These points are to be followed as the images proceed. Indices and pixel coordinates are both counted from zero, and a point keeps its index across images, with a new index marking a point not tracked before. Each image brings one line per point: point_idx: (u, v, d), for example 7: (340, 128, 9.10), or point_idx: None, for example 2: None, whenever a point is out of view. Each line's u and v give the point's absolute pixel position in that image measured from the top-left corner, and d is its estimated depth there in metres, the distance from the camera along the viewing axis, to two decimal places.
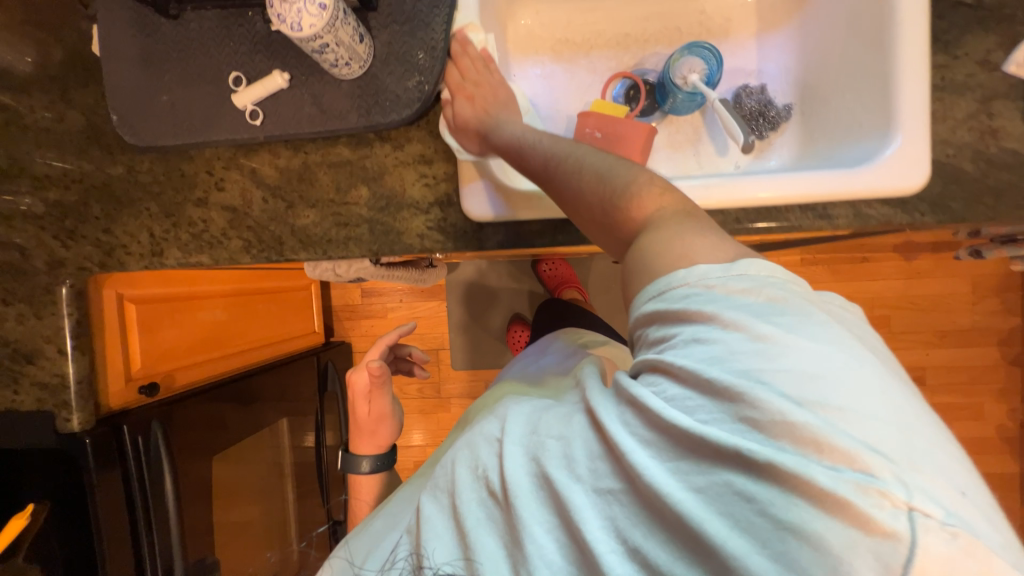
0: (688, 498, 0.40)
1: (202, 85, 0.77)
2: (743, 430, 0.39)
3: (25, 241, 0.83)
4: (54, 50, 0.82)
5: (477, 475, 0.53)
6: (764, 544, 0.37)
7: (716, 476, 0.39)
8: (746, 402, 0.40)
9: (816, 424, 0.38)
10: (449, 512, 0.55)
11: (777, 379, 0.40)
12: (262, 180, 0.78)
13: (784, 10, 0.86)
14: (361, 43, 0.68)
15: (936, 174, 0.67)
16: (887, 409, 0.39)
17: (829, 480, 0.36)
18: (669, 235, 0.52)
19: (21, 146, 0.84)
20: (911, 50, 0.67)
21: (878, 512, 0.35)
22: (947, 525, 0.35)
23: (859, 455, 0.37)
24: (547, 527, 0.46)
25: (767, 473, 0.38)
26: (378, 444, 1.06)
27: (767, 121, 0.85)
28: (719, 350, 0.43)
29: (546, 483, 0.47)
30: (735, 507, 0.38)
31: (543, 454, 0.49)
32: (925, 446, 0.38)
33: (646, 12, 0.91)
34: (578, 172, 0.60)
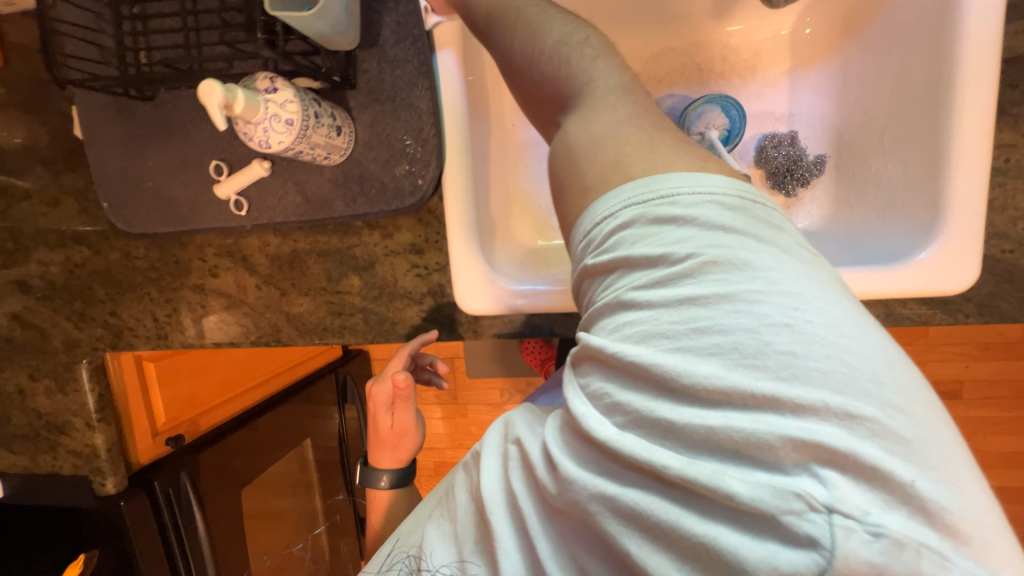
0: (606, 510, 0.37)
1: (186, 173, 0.74)
2: (659, 428, 0.35)
3: (42, 322, 0.87)
4: (38, 131, 0.80)
5: (469, 493, 0.49)
6: (679, 557, 0.34)
7: (631, 483, 0.36)
8: (667, 389, 0.35)
9: (738, 423, 0.33)
10: (447, 529, 0.50)
11: (700, 352, 0.35)
12: (255, 268, 0.76)
13: (823, 45, 0.74)
14: (339, 137, 0.63)
15: (987, 272, 0.59)
16: (834, 385, 0.32)
17: (747, 491, 0.32)
18: (600, 111, 0.47)
19: (23, 229, 0.84)
20: (971, 136, 0.57)
21: (794, 518, 0.31)
22: (874, 528, 0.30)
23: (784, 451, 0.32)
24: (513, 538, 0.43)
25: (681, 486, 0.34)
26: (401, 458, 0.85)
27: (797, 177, 0.75)
28: (640, 317, 0.38)
29: (514, 504, 0.44)
30: (649, 517, 0.35)
31: (511, 463, 0.45)
32: (884, 436, 0.31)
33: (661, 48, 0.79)
34: (514, 35, 0.56)
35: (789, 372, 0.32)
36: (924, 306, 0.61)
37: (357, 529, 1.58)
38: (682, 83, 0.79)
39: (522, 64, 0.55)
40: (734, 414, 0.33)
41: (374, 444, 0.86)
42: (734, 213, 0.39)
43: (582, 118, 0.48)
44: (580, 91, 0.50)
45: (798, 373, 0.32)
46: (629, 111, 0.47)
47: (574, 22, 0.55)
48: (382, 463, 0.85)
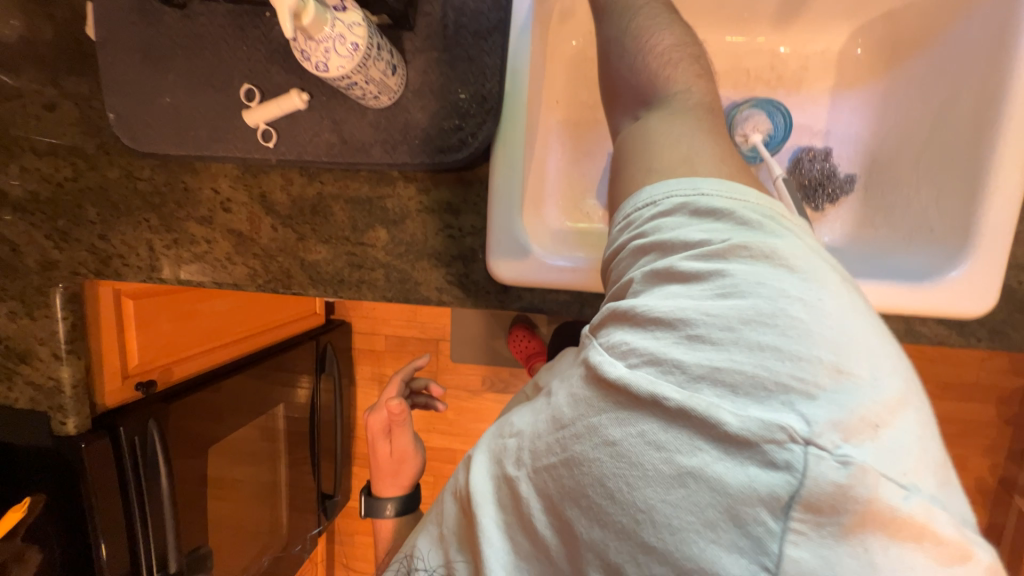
0: (604, 454, 0.37)
1: (210, 94, 0.68)
2: (668, 365, 0.36)
3: (14, 236, 0.78)
4: (43, 24, 0.73)
5: (455, 494, 0.51)
6: (664, 490, 0.34)
7: (630, 422, 0.36)
8: (682, 338, 0.37)
9: (742, 364, 0.34)
10: (434, 531, 0.54)
11: (720, 308, 0.36)
12: (272, 207, 0.71)
13: (868, 67, 0.76)
14: (393, 77, 0.60)
15: (1004, 300, 0.62)
16: (833, 343, 0.34)
17: (737, 424, 0.33)
18: (689, 108, 0.53)
19: (8, 131, 0.76)
20: (1010, 164, 0.59)
21: (774, 447, 0.32)
22: (843, 458, 0.31)
23: (779, 392, 0.33)
24: (499, 527, 0.44)
25: (678, 418, 0.35)
26: (404, 484, 0.79)
27: (826, 194, 0.77)
28: (673, 287, 0.40)
29: (510, 482, 0.43)
30: (642, 454, 0.35)
31: (504, 454, 0.45)
32: (868, 394, 0.33)
33: (717, 46, 0.79)
34: (629, 19, 0.61)
35: (798, 329, 0.34)
36: (941, 327, 0.64)
37: (320, 507, 1.57)
38: (731, 84, 0.80)
39: (627, 45, 0.59)
40: (739, 357, 0.35)
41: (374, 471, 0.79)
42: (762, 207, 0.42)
43: (673, 107, 0.53)
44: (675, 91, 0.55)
45: (806, 330, 0.34)
46: (710, 118, 0.52)
47: (687, 37, 0.60)
48: (386, 491, 0.78)
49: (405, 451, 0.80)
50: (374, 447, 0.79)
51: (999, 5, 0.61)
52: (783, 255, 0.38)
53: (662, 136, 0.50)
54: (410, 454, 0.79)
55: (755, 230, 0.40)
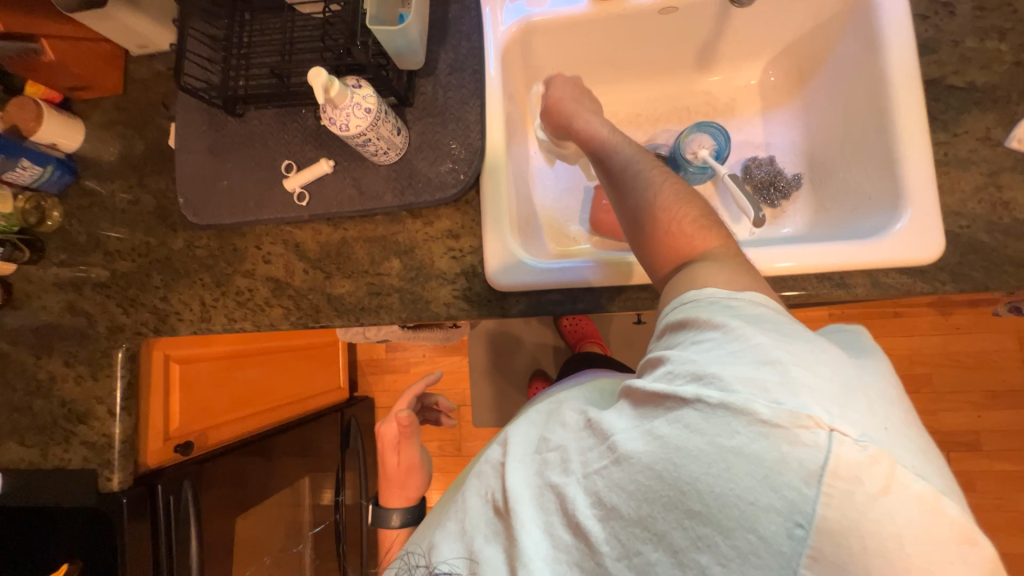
0: (651, 444, 0.43)
1: (259, 173, 0.86)
2: (709, 380, 0.41)
3: (92, 308, 0.93)
4: (136, 143, 0.96)
5: (487, 499, 0.56)
6: (706, 464, 0.39)
7: (677, 418, 0.42)
8: (716, 364, 0.42)
9: (768, 374, 0.40)
10: (456, 529, 0.58)
11: (746, 352, 0.42)
12: (304, 254, 0.85)
13: (785, 90, 0.92)
14: (398, 136, 0.77)
15: (952, 245, 0.68)
16: (842, 374, 0.40)
17: (771, 411, 0.38)
18: (719, 261, 0.54)
19: (99, 224, 0.95)
20: (912, 132, 0.70)
21: (801, 429, 0.37)
22: (860, 440, 0.36)
23: (805, 393, 0.38)
24: (540, 521, 0.49)
25: (719, 409, 0.40)
26: (409, 497, 0.86)
27: (778, 190, 0.88)
28: (707, 336, 0.46)
29: (555, 489, 0.49)
30: (687, 439, 0.41)
31: (547, 467, 0.52)
32: (871, 400, 0.39)
33: (660, 95, 0.98)
34: (635, 187, 0.64)
35: (814, 362, 0.40)
36: (904, 277, 0.69)
37: None
38: (675, 120, 0.97)
39: (642, 209, 0.62)
40: (767, 374, 0.40)
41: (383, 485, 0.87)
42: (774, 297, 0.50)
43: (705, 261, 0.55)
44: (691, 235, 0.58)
45: (819, 362, 0.40)
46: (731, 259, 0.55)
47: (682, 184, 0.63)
48: (392, 504, 0.86)
49: (412, 461, 0.87)
50: (383, 462, 0.86)
51: (862, 21, 0.77)
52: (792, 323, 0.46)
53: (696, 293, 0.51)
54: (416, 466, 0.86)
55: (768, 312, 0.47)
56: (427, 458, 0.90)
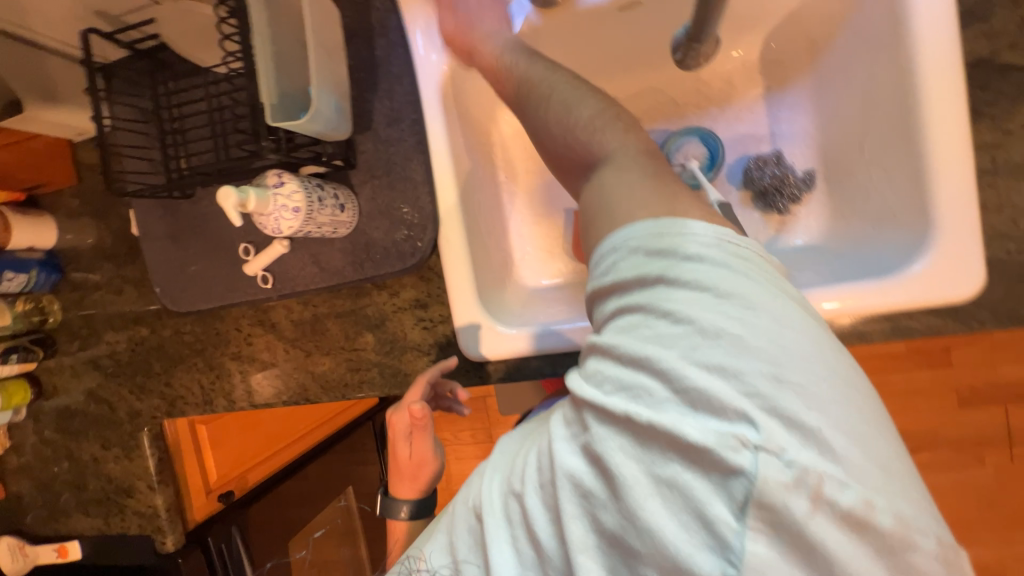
0: (595, 468, 0.39)
1: (220, 256, 0.84)
2: (640, 392, 0.37)
3: (110, 396, 0.98)
4: (106, 234, 0.95)
5: (469, 504, 0.49)
6: (643, 497, 0.36)
7: (612, 436, 0.38)
8: (645, 363, 0.38)
9: (695, 381, 0.35)
10: (445, 535, 0.50)
11: (672, 339, 0.37)
12: (282, 333, 0.84)
13: (795, 65, 0.75)
14: (343, 213, 0.70)
15: (996, 276, 0.56)
16: (776, 361, 0.35)
17: (697, 433, 0.35)
18: (631, 164, 0.49)
19: (95, 316, 0.97)
20: (947, 140, 0.55)
21: (729, 454, 0.34)
22: (786, 460, 0.33)
23: (733, 405, 0.34)
24: (507, 537, 0.43)
25: (650, 434, 0.36)
26: (418, 488, 0.73)
27: (784, 196, 0.75)
28: (636, 319, 0.40)
29: (517, 499, 0.43)
30: (625, 462, 0.37)
31: (512, 474, 0.45)
32: (804, 392, 0.34)
33: (640, 89, 0.82)
34: (549, 110, 0.57)
35: (740, 348, 0.35)
36: (935, 317, 0.59)
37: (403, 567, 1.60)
38: (662, 118, 0.82)
39: (556, 135, 0.56)
40: (695, 377, 0.36)
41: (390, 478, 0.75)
42: (718, 244, 0.40)
43: (616, 169, 0.50)
44: (607, 150, 0.51)
45: (747, 347, 0.35)
46: (648, 166, 0.49)
47: (604, 102, 0.56)
48: (400, 491, 0.73)
49: (425, 455, 0.72)
50: (392, 453, 0.73)
51: None
52: (728, 274, 0.38)
53: (615, 209, 0.46)
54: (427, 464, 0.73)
55: (703, 266, 0.39)
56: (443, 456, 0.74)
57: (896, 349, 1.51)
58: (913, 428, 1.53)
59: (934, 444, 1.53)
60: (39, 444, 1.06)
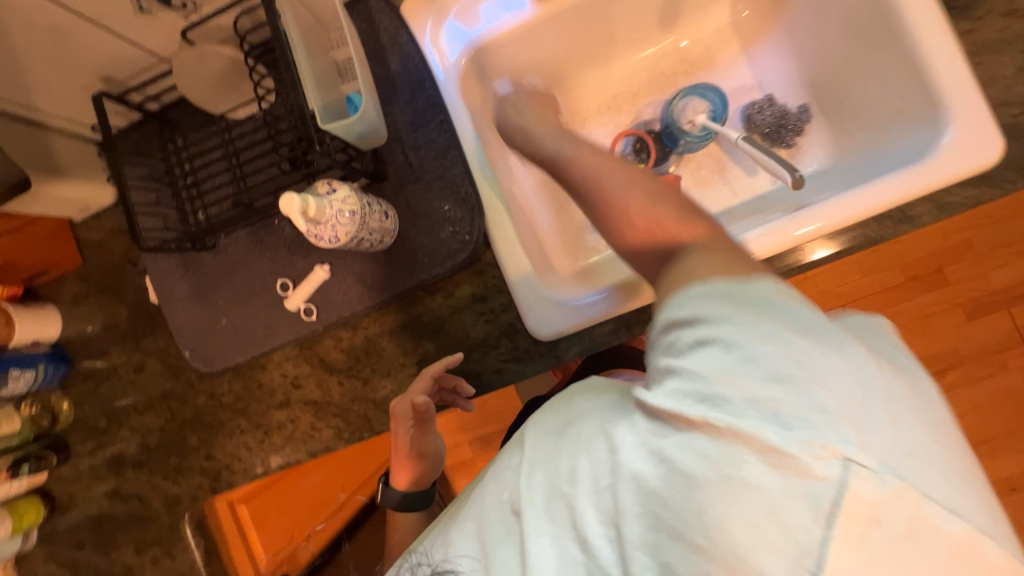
0: (657, 471, 0.32)
1: (255, 300, 0.80)
2: (713, 398, 0.31)
3: (139, 489, 0.88)
4: (119, 309, 0.89)
5: (504, 500, 0.42)
6: (718, 504, 0.30)
7: (678, 440, 0.32)
8: (716, 371, 0.32)
9: (777, 393, 0.30)
10: (471, 524, 0.43)
11: (744, 347, 0.32)
12: (333, 367, 0.79)
13: (761, 21, 0.84)
14: (388, 219, 0.69)
15: (1011, 138, 0.61)
16: (858, 379, 0.31)
17: (782, 440, 0.29)
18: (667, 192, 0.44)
19: (113, 403, 0.89)
20: (932, 33, 0.62)
21: (814, 460, 0.29)
22: (874, 471, 0.29)
23: (816, 414, 0.30)
24: (549, 538, 0.36)
25: (725, 438, 0.30)
26: (414, 480, 0.68)
27: (789, 130, 0.82)
28: (698, 328, 0.34)
29: (564, 500, 0.36)
30: (695, 461, 0.31)
31: (553, 477, 0.38)
32: (879, 411, 0.31)
33: (631, 68, 0.89)
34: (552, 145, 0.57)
35: (820, 365, 0.31)
36: (970, 188, 0.63)
37: None
38: (656, 89, 0.89)
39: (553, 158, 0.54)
40: (778, 390, 0.30)
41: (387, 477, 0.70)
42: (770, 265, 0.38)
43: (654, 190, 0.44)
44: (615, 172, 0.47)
45: (826, 362, 0.31)
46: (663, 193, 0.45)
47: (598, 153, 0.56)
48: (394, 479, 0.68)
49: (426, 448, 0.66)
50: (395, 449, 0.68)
51: None
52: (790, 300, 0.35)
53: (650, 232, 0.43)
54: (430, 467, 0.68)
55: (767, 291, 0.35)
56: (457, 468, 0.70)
57: (894, 279, 1.60)
58: (934, 350, 1.59)
59: (958, 360, 1.58)
60: (55, 572, 0.92)
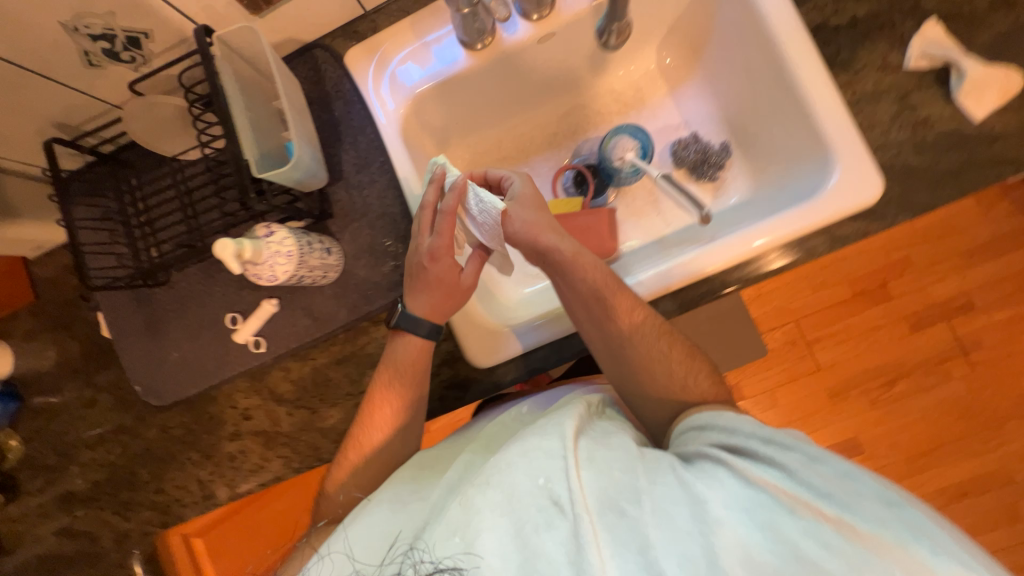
0: (779, 536, 0.43)
1: (206, 333, 0.82)
2: (840, 500, 0.44)
3: (89, 525, 0.87)
4: (72, 344, 0.90)
5: (544, 491, 0.46)
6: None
7: (810, 531, 0.42)
8: (841, 486, 0.45)
9: (904, 518, 0.43)
10: (499, 490, 0.47)
11: (861, 478, 0.46)
12: (282, 397, 0.82)
13: (685, 64, 0.92)
14: (330, 255, 0.73)
15: (890, 177, 0.68)
16: (961, 532, 0.44)
17: (927, 558, 0.40)
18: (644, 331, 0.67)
19: (63, 439, 0.89)
20: (817, 86, 0.69)
21: None
22: None
23: (951, 545, 0.41)
24: (609, 552, 0.42)
25: (857, 537, 0.42)
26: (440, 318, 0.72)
27: (712, 165, 0.89)
28: (806, 450, 0.49)
29: (620, 513, 0.44)
30: (820, 542, 0.42)
31: (619, 496, 0.46)
32: (982, 556, 0.42)
33: (569, 108, 0.96)
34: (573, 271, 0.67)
35: (933, 514, 0.44)
36: (858, 221, 0.70)
37: None
38: (593, 128, 0.96)
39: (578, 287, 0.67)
40: (905, 515, 0.43)
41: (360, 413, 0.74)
42: None
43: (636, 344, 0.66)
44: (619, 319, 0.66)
45: (927, 510, 0.45)
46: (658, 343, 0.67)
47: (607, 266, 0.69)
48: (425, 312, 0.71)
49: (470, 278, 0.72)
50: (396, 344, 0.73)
51: None
52: None
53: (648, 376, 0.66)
54: (401, 416, 0.72)
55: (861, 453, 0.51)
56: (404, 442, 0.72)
57: (842, 294, 1.68)
58: (885, 360, 1.66)
59: (905, 370, 1.66)
60: None
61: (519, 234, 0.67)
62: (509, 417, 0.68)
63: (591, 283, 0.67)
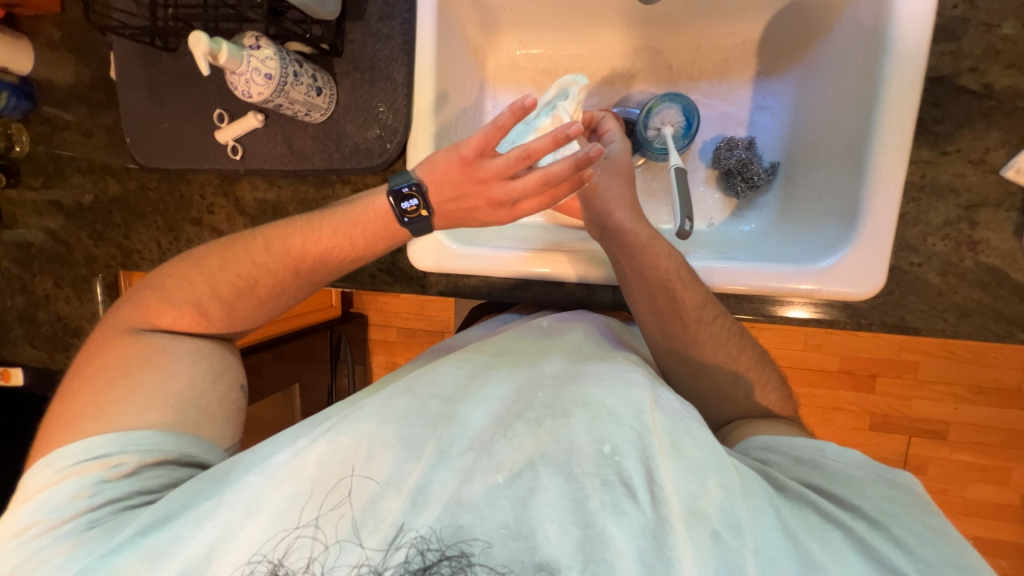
0: None
1: (195, 117, 0.83)
2: None
3: (68, 237, 0.99)
4: (84, 71, 0.93)
5: (609, 459, 0.46)
6: None
7: None
8: None
9: None
10: (553, 446, 0.48)
11: None
12: (244, 209, 0.86)
13: (789, 52, 0.76)
14: (319, 97, 0.72)
15: (893, 283, 0.62)
16: None
17: None
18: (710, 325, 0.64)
19: (61, 155, 0.97)
20: (891, 151, 0.58)
21: None
22: None
23: None
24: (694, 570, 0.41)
25: None
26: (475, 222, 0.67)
27: (745, 180, 0.77)
28: (925, 534, 0.46)
29: (704, 526, 0.43)
30: None
31: (712, 516, 0.44)
32: None
33: (639, 45, 0.82)
34: (646, 256, 0.65)
35: None
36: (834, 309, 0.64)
37: None
38: (653, 79, 0.83)
39: (647, 262, 0.65)
40: None
41: (317, 225, 0.67)
42: None
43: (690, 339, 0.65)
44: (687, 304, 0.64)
45: None
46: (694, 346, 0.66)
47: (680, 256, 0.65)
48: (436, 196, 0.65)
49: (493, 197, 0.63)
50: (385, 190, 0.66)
51: None
52: None
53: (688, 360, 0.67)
54: (317, 267, 0.68)
55: None
56: (321, 274, 0.69)
57: (826, 364, 1.51)
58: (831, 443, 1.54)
59: None
60: None
61: (599, 199, 0.68)
62: (557, 341, 0.66)
63: (661, 270, 0.64)
